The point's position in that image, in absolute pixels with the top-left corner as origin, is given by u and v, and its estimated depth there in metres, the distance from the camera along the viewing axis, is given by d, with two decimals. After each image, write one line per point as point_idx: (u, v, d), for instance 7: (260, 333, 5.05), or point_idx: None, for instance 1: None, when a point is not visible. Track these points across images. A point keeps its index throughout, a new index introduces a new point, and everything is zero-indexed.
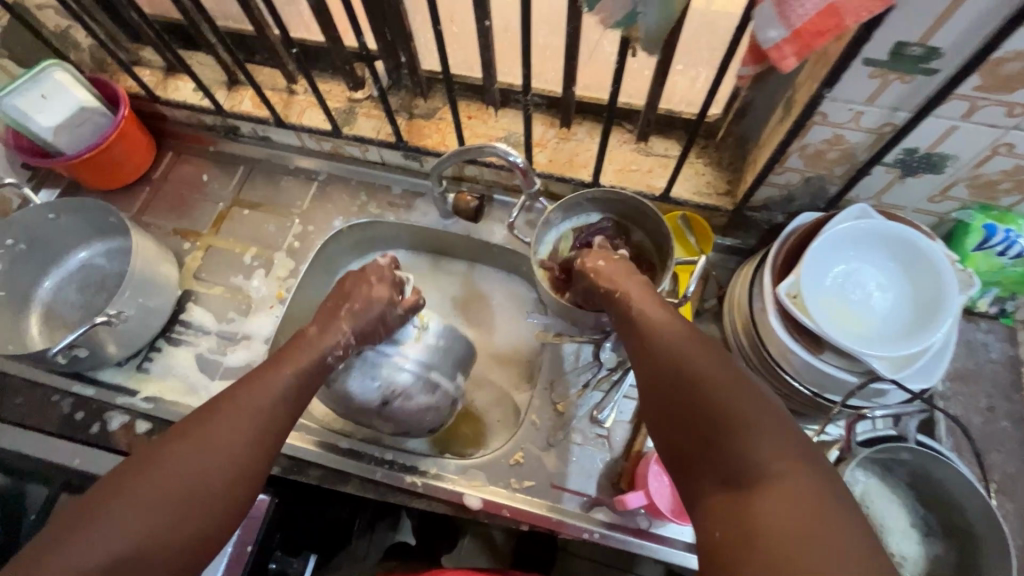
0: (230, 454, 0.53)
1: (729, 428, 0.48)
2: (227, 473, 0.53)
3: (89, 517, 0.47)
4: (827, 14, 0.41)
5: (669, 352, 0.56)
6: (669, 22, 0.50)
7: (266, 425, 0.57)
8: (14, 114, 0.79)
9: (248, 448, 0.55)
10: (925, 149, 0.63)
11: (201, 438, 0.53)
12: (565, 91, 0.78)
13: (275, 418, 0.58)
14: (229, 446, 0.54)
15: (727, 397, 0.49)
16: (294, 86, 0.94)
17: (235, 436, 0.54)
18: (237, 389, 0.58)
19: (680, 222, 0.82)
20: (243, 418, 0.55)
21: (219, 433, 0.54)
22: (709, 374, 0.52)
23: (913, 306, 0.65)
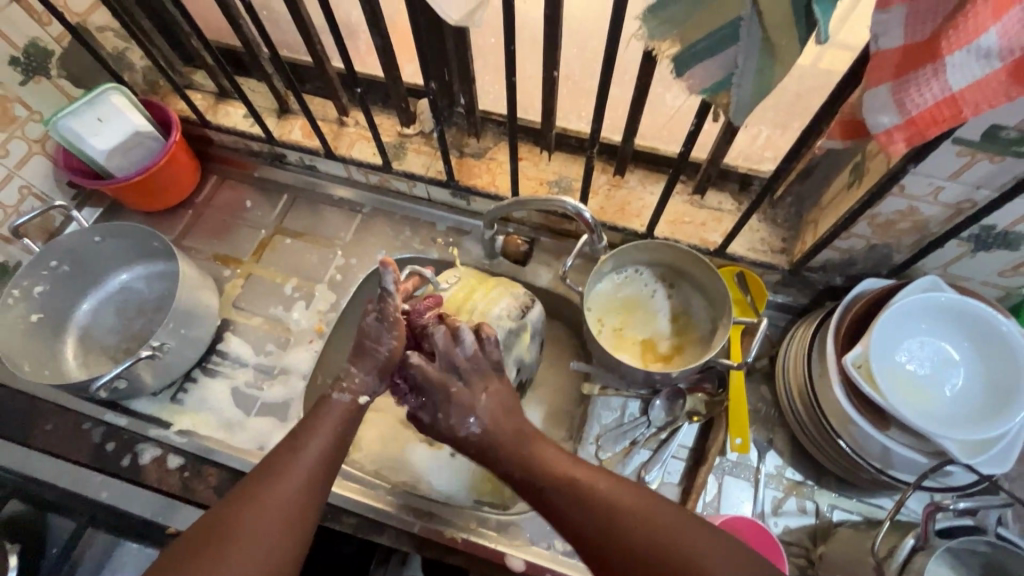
0: (296, 503, 0.55)
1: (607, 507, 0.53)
2: (295, 520, 0.54)
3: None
4: (945, 104, 0.39)
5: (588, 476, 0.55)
6: (765, 93, 0.48)
7: (324, 465, 0.58)
8: (68, 135, 0.79)
9: (312, 491, 0.56)
10: (1003, 228, 0.61)
11: (248, 511, 0.53)
12: (625, 141, 0.76)
13: (320, 467, 0.58)
14: (292, 496, 0.55)
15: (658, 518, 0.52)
16: (345, 118, 0.93)
17: (296, 486, 0.55)
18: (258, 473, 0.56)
19: (736, 279, 0.81)
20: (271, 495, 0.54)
21: (280, 489, 0.55)
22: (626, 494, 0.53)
23: (985, 385, 0.63)
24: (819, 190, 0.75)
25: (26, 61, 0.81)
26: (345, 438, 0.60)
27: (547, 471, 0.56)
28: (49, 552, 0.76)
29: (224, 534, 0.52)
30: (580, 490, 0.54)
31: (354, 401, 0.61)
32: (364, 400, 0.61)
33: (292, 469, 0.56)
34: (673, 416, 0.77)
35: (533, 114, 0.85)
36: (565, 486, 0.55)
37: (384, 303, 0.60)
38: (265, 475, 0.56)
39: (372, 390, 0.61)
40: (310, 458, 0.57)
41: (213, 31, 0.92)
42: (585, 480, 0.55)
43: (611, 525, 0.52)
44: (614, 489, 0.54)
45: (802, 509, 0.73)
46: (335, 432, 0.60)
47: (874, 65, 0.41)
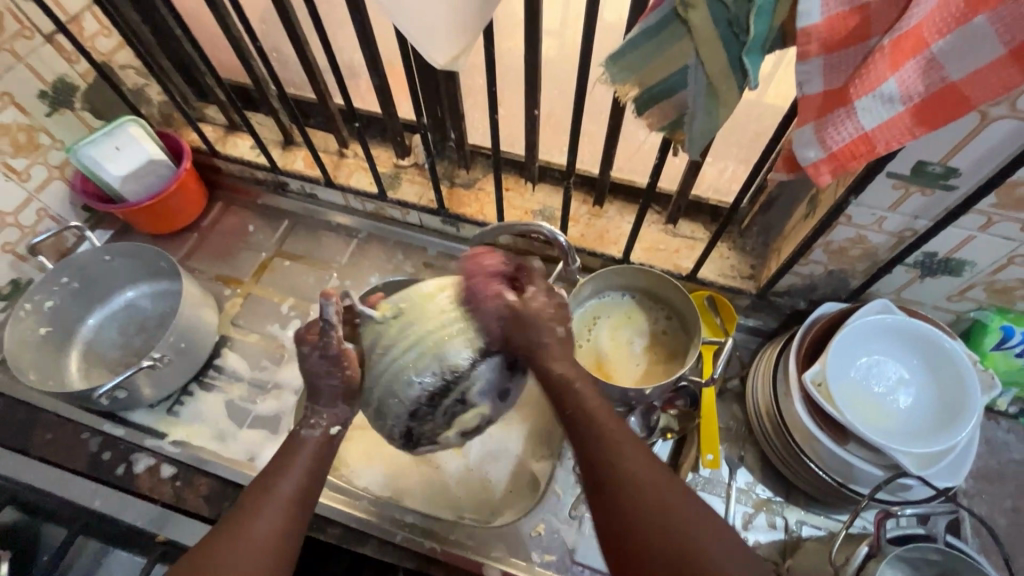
0: (273, 541, 0.54)
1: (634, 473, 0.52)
2: (276, 555, 0.54)
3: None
4: (860, 141, 0.46)
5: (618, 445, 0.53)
6: (711, 132, 0.54)
7: (299, 501, 0.56)
8: (87, 161, 0.86)
9: (291, 526, 0.55)
10: (944, 254, 0.67)
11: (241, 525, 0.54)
12: (602, 173, 0.83)
13: (304, 483, 0.57)
14: (269, 534, 0.54)
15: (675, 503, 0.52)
16: (345, 150, 1.00)
17: (279, 504, 0.55)
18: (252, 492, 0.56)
19: (706, 302, 0.85)
20: (259, 511, 0.55)
21: (257, 527, 0.54)
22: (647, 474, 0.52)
23: (935, 402, 0.67)
24: (781, 220, 0.80)
25: (53, 95, 0.88)
26: (320, 473, 0.58)
27: (603, 433, 0.53)
28: (41, 558, 0.77)
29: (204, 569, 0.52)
30: (618, 462, 0.52)
31: (324, 434, 0.58)
32: (335, 429, 0.58)
33: (268, 505, 0.55)
34: (648, 432, 0.80)
35: (519, 149, 0.92)
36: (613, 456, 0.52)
37: (327, 333, 0.53)
38: (241, 512, 0.55)
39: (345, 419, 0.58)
40: (285, 494, 0.56)
41: (226, 70, 1.00)
42: (627, 456, 0.53)
43: (643, 501, 0.51)
44: (648, 469, 0.52)
45: (772, 524, 0.76)
46: (310, 467, 0.58)
47: (800, 107, 0.47)
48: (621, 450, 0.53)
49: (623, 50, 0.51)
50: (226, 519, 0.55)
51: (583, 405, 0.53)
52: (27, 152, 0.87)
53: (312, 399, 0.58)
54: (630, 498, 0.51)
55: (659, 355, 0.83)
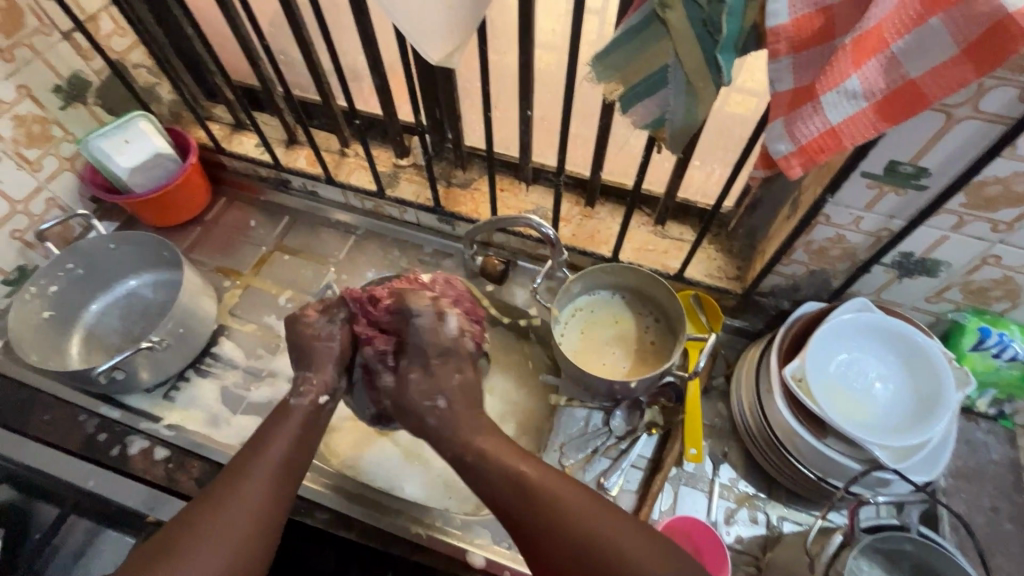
0: (268, 499, 0.58)
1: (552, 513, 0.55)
2: (266, 513, 0.58)
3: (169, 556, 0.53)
4: (829, 134, 0.48)
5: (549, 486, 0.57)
6: (692, 127, 0.57)
7: (287, 468, 0.61)
8: (98, 153, 0.89)
9: (278, 489, 0.60)
10: (920, 254, 0.69)
11: (235, 486, 0.58)
12: (593, 174, 0.85)
13: (295, 452, 0.63)
14: (259, 497, 0.58)
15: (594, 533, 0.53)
16: (347, 149, 1.03)
17: (271, 468, 0.60)
18: (243, 461, 0.60)
19: (692, 301, 0.88)
20: (257, 476, 0.59)
21: (249, 489, 0.58)
22: (569, 506, 0.55)
23: (912, 398, 0.69)
24: (765, 222, 0.82)
25: (68, 89, 0.92)
26: (304, 445, 0.64)
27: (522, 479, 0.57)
28: (31, 537, 0.78)
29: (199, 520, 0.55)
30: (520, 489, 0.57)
31: (313, 402, 0.66)
32: (323, 399, 0.66)
33: (258, 470, 0.60)
34: (633, 426, 0.82)
35: (513, 150, 0.95)
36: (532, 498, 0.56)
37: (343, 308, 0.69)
38: (233, 477, 0.59)
39: (331, 387, 0.67)
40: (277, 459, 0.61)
41: (233, 70, 1.03)
42: (533, 475, 0.57)
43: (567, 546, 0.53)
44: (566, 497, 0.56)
45: (754, 519, 0.77)
46: (297, 436, 0.63)
47: (772, 103, 0.50)
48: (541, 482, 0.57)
49: (609, 48, 0.53)
50: (223, 476, 0.59)
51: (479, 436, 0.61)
52: (40, 143, 0.90)
53: (305, 366, 0.67)
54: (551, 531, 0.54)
55: (640, 360, 0.85)
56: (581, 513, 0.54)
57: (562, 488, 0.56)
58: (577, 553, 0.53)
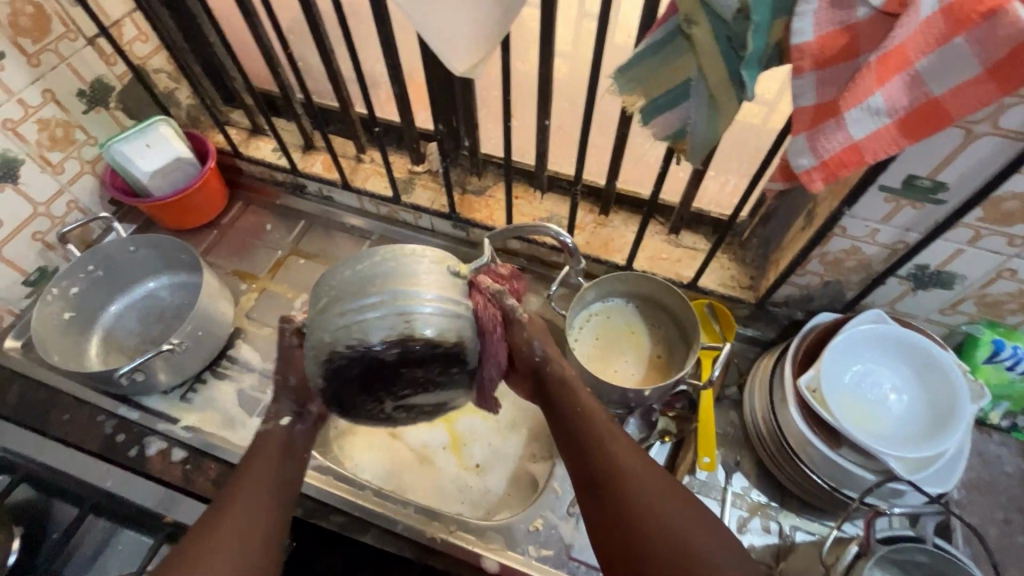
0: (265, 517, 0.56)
1: (621, 479, 0.53)
2: (255, 547, 0.54)
3: None
4: (851, 150, 0.49)
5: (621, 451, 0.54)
6: (712, 141, 0.58)
7: (282, 487, 0.59)
8: (118, 156, 0.90)
9: (275, 510, 0.57)
10: (935, 267, 0.69)
11: (229, 511, 0.55)
12: (608, 183, 0.86)
13: (288, 469, 0.60)
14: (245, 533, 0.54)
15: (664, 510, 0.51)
16: (363, 155, 1.04)
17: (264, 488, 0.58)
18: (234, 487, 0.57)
19: (706, 310, 0.88)
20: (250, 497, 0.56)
21: (242, 511, 0.55)
22: (633, 473, 0.53)
23: (926, 410, 0.69)
24: (779, 233, 0.83)
25: (91, 93, 0.93)
26: (289, 471, 0.60)
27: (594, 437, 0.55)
28: (49, 537, 0.79)
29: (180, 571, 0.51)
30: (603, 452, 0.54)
31: (281, 427, 0.61)
32: (286, 419, 0.62)
33: (249, 491, 0.57)
34: (646, 434, 0.82)
35: (529, 158, 0.96)
36: (602, 459, 0.54)
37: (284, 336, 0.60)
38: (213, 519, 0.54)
39: (295, 410, 0.62)
40: (259, 488, 0.57)
41: (252, 76, 1.04)
42: (608, 437, 0.55)
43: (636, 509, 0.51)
44: (634, 462, 0.54)
45: (766, 528, 0.77)
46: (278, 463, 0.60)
47: (795, 118, 0.51)
48: (613, 445, 0.55)
49: (632, 63, 0.54)
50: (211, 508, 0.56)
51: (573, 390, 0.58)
52: (62, 146, 0.91)
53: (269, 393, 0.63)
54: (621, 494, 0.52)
55: (653, 369, 0.85)
56: (647, 479, 0.53)
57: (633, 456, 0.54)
58: (645, 525, 0.50)
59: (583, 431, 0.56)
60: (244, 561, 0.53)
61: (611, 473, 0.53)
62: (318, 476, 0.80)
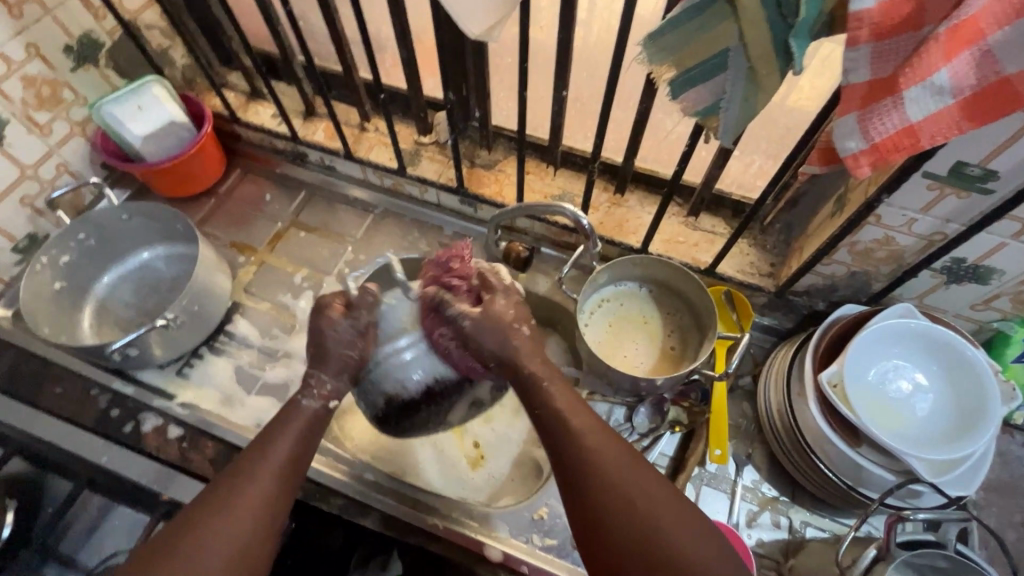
0: (266, 504, 0.53)
1: (608, 485, 0.50)
2: (244, 538, 0.51)
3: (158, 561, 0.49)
4: (904, 133, 0.45)
5: (605, 455, 0.52)
6: (748, 118, 0.53)
7: (289, 473, 0.56)
8: (108, 119, 0.85)
9: (278, 498, 0.55)
10: (973, 260, 0.65)
11: (232, 492, 0.53)
12: (626, 160, 0.81)
13: (299, 456, 0.58)
14: (257, 512, 0.53)
15: (654, 517, 0.48)
16: (367, 124, 0.99)
17: (271, 474, 0.55)
18: (241, 465, 0.55)
19: (723, 297, 0.84)
20: (256, 483, 0.54)
21: (244, 495, 0.53)
22: (621, 479, 0.50)
23: (952, 412, 0.67)
24: (804, 219, 0.79)
25: (79, 49, 0.87)
26: (304, 454, 0.59)
27: (579, 442, 0.53)
28: (45, 511, 0.78)
29: (169, 553, 0.49)
30: (598, 474, 0.51)
31: (322, 406, 0.60)
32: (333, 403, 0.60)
33: (260, 472, 0.55)
34: (656, 423, 0.79)
35: (542, 132, 0.91)
36: (585, 464, 0.52)
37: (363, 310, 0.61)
38: (212, 503, 0.52)
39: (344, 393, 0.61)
40: (261, 472, 0.55)
41: (250, 35, 0.98)
42: (591, 443, 0.52)
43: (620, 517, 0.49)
44: (619, 466, 0.51)
45: (776, 523, 0.75)
46: (298, 441, 0.58)
47: (843, 96, 0.46)
48: (597, 447, 0.52)
49: (665, 29, 0.49)
50: (218, 482, 0.54)
51: (557, 407, 0.55)
52: (50, 106, 0.86)
53: (315, 365, 0.60)
54: (607, 499, 0.50)
55: (666, 357, 0.82)
56: (637, 483, 0.50)
57: (619, 455, 0.52)
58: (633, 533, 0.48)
59: (566, 436, 0.53)
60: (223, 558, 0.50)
61: (597, 480, 0.51)
62: (319, 457, 0.78)
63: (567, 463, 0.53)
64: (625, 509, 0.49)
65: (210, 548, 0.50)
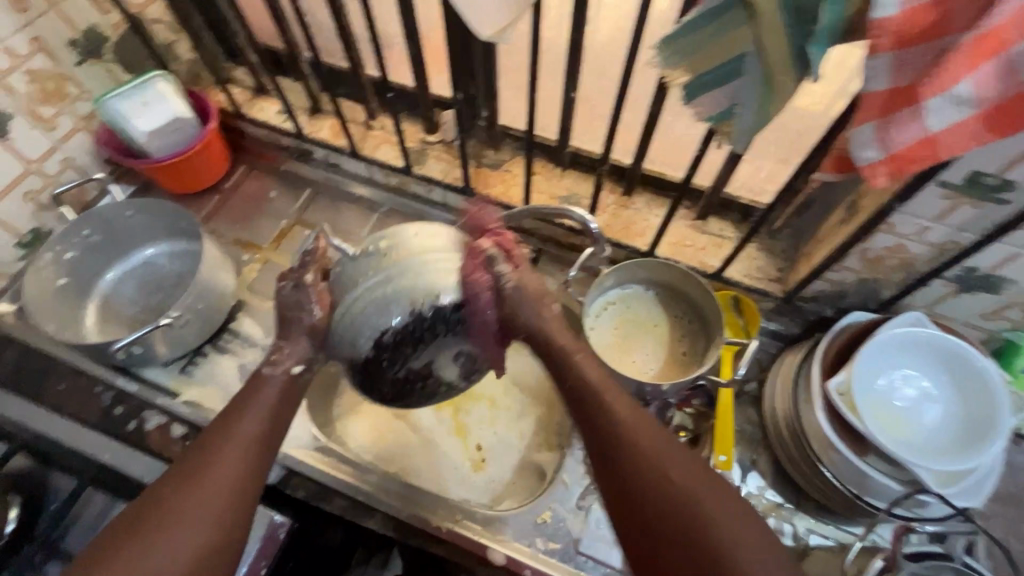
0: (238, 474, 0.55)
1: (637, 451, 0.54)
2: (222, 506, 0.53)
3: (139, 534, 0.51)
4: (923, 144, 0.44)
5: (634, 424, 0.56)
6: (762, 126, 0.52)
7: (260, 439, 0.57)
8: (114, 114, 0.84)
9: (250, 465, 0.56)
10: (985, 270, 0.65)
11: (204, 465, 0.54)
12: (635, 162, 0.80)
13: (269, 424, 0.58)
14: (235, 472, 0.55)
15: (681, 479, 0.52)
16: (373, 122, 0.98)
17: (242, 443, 0.56)
18: (211, 439, 0.56)
19: (730, 302, 0.84)
20: (229, 453, 0.55)
21: (219, 466, 0.55)
22: (647, 444, 0.54)
23: (960, 422, 0.66)
24: (814, 224, 0.78)
25: (84, 44, 0.87)
26: (276, 421, 0.59)
27: (610, 412, 0.56)
28: (48, 507, 0.74)
29: (149, 525, 0.52)
30: (632, 438, 0.55)
31: (287, 372, 0.59)
32: (297, 368, 0.59)
33: (229, 443, 0.56)
34: (661, 429, 0.79)
35: (550, 132, 0.90)
36: (614, 433, 0.56)
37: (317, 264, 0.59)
38: (188, 476, 0.54)
39: (307, 357, 0.60)
40: (232, 442, 0.56)
41: (257, 31, 0.98)
42: (620, 411, 0.56)
43: (647, 478, 0.53)
44: (647, 435, 0.55)
45: (780, 530, 0.75)
46: (268, 406, 0.58)
47: (863, 104, 0.46)
48: (626, 415, 0.56)
49: (680, 34, 0.48)
50: (188, 456, 0.56)
51: (585, 377, 0.59)
52: (54, 101, 0.86)
53: (279, 333, 0.60)
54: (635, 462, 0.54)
55: (672, 363, 0.82)
56: (662, 449, 0.54)
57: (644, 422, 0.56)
58: (660, 493, 0.52)
59: (598, 408, 0.57)
60: (202, 526, 0.52)
61: (626, 445, 0.55)
62: (323, 458, 0.78)
63: (598, 431, 0.57)
64: (651, 472, 0.53)
65: (183, 511, 0.52)
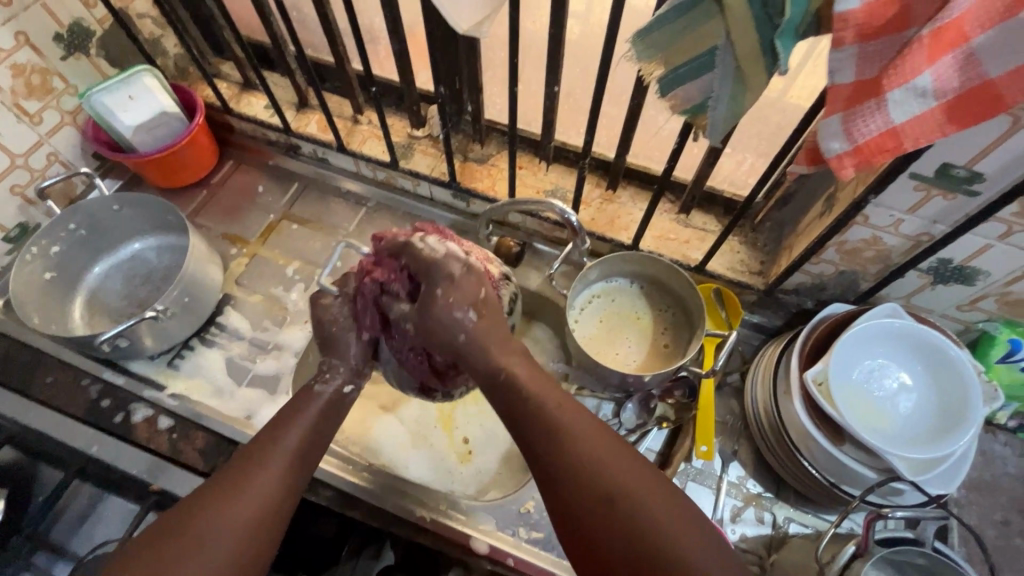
0: (279, 484, 0.55)
1: (580, 465, 0.49)
2: (262, 513, 0.52)
3: (175, 534, 0.49)
4: (888, 136, 0.45)
5: (582, 442, 0.50)
6: (736, 118, 0.53)
7: (301, 455, 0.58)
8: (101, 108, 0.84)
9: (292, 478, 0.56)
10: (959, 262, 0.66)
11: (247, 469, 0.54)
12: (618, 156, 0.81)
13: (311, 441, 0.59)
14: (276, 481, 0.55)
15: (634, 497, 0.47)
16: (360, 117, 0.98)
17: (285, 454, 0.57)
18: (255, 449, 0.56)
19: (713, 295, 0.84)
20: (273, 461, 0.56)
21: (262, 474, 0.54)
22: (595, 459, 0.49)
23: (935, 411, 0.67)
24: (794, 217, 0.78)
25: (69, 38, 0.87)
26: (323, 433, 0.61)
27: (556, 428, 0.51)
28: (35, 500, 0.78)
29: (184, 526, 0.50)
30: (583, 453, 0.49)
31: (338, 391, 0.64)
32: (348, 388, 0.64)
33: (273, 453, 0.56)
34: (644, 419, 0.80)
35: (535, 126, 0.90)
36: (556, 447, 0.51)
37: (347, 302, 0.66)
38: (229, 479, 0.53)
39: (354, 376, 0.65)
40: (276, 452, 0.56)
41: (242, 26, 0.97)
42: (566, 423, 0.52)
43: (593, 496, 0.48)
44: (596, 448, 0.50)
45: (760, 519, 0.76)
46: (313, 424, 0.60)
47: (829, 97, 0.46)
48: (579, 431, 0.51)
49: (653, 27, 0.49)
50: (231, 462, 0.55)
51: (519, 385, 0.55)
52: (40, 95, 0.86)
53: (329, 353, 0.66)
54: (581, 481, 0.48)
55: (655, 353, 0.83)
56: (611, 460, 0.49)
57: (594, 434, 0.51)
58: (606, 512, 0.47)
59: (545, 422, 0.52)
60: (239, 532, 0.51)
61: (567, 458, 0.50)
62: None
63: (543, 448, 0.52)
64: (593, 492, 0.48)
65: (219, 517, 0.50)
